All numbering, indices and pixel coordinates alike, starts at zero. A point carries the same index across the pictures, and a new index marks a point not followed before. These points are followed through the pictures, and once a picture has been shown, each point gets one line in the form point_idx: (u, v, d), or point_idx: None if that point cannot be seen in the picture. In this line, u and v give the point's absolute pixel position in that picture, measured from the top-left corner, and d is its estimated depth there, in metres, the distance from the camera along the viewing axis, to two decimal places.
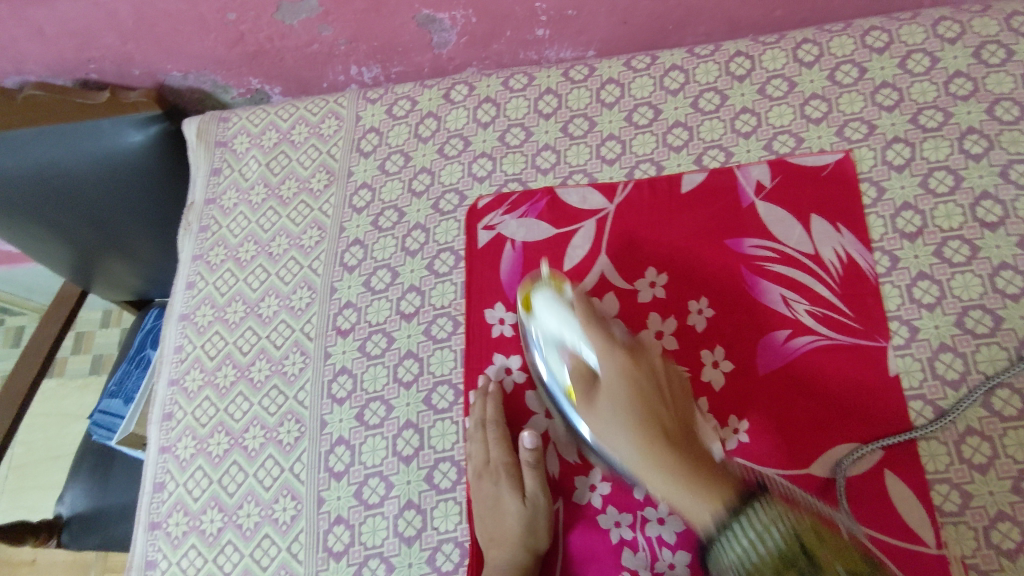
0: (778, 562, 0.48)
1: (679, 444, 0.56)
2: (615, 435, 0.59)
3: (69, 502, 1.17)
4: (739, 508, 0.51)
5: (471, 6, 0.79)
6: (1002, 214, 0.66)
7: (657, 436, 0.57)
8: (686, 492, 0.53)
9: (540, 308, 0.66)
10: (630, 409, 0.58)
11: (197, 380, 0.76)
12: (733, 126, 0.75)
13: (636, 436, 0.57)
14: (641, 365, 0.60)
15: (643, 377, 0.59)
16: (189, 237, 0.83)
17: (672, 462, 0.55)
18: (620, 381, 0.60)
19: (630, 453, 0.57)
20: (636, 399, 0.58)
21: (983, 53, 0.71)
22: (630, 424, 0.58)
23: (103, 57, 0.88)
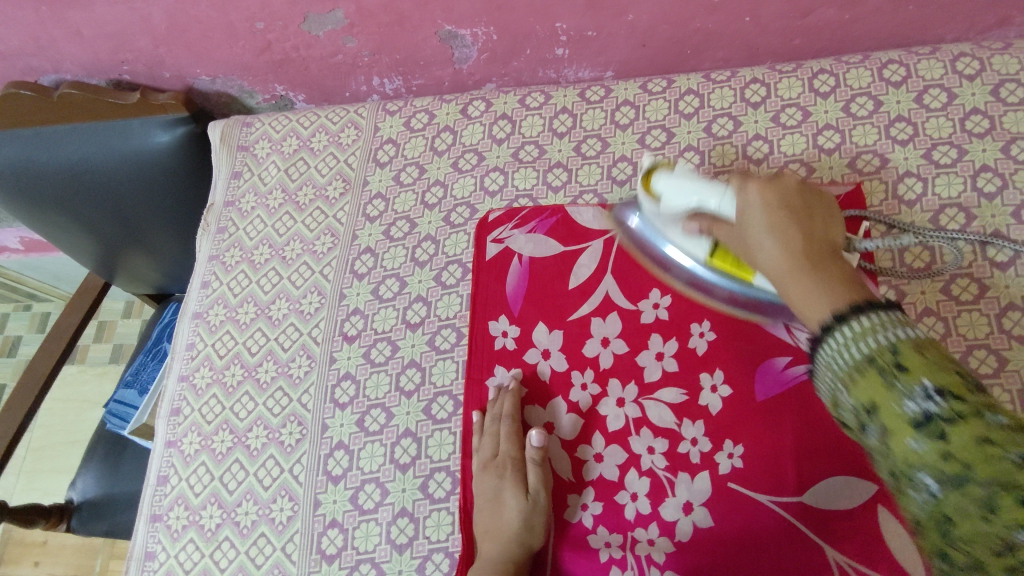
0: (886, 361, 0.39)
1: (821, 267, 0.48)
2: (763, 244, 0.52)
3: (81, 488, 1.19)
4: (851, 313, 0.42)
5: (492, 24, 0.81)
6: (1013, 254, 0.65)
7: (794, 216, 0.52)
8: (811, 305, 0.46)
9: (665, 185, 0.62)
10: (775, 221, 0.52)
11: (206, 378, 0.78)
12: (745, 153, 0.75)
13: (793, 238, 0.50)
14: (781, 188, 0.54)
15: (790, 194, 0.54)
16: (207, 237, 0.86)
17: (806, 269, 0.48)
18: (775, 196, 0.53)
19: (775, 257, 0.50)
20: (774, 209, 0.52)
21: (1001, 91, 0.71)
22: (780, 225, 0.51)
23: (136, 60, 0.91)
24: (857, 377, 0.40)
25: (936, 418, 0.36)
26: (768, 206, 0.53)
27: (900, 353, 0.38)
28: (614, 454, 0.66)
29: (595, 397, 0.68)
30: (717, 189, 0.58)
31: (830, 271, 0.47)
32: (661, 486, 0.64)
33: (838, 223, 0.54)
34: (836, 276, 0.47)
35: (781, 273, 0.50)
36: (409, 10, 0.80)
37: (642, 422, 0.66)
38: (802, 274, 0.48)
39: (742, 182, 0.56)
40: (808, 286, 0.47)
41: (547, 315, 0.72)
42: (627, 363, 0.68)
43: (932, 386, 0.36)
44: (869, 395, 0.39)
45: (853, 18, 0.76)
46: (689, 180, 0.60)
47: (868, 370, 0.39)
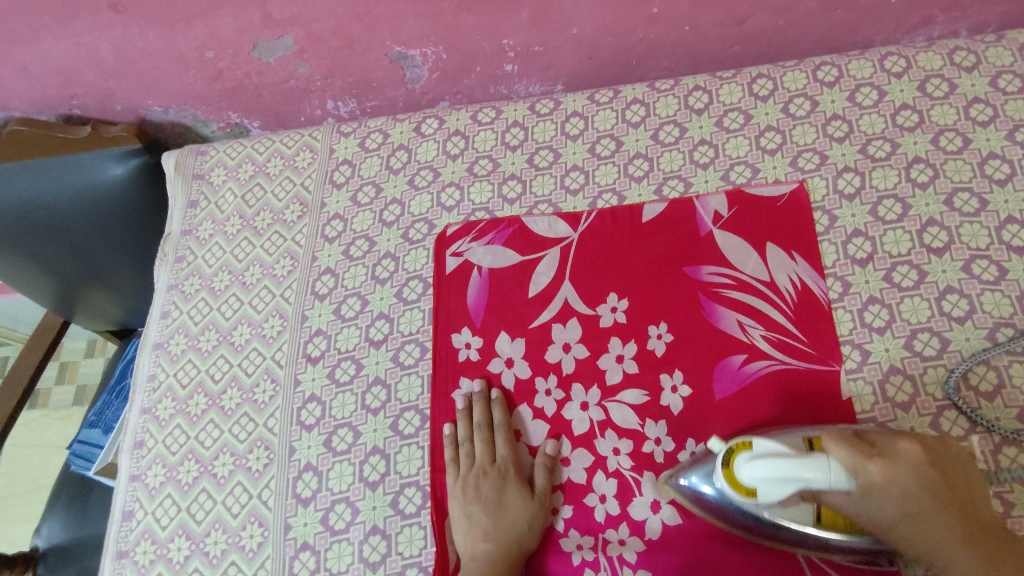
0: None
1: (965, 513, 0.53)
2: (906, 527, 0.53)
3: (46, 534, 1.15)
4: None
5: (441, 44, 0.82)
6: (948, 240, 0.68)
7: (931, 498, 0.53)
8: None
9: (757, 474, 0.53)
10: (923, 488, 0.53)
11: (169, 409, 0.77)
12: (691, 157, 0.78)
13: (953, 530, 0.52)
14: (901, 461, 0.53)
15: (912, 472, 0.53)
16: (165, 267, 0.85)
17: (950, 520, 0.52)
18: (894, 475, 0.52)
19: (919, 539, 0.53)
20: (910, 498, 0.52)
21: (927, 87, 0.75)
22: (926, 509, 0.53)
23: (86, 94, 0.91)
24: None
25: None
26: (902, 498, 0.52)
27: None
28: (580, 457, 0.67)
29: (559, 402, 0.69)
30: (815, 467, 0.52)
31: (977, 528, 0.52)
32: (627, 486, 0.65)
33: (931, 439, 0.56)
34: (977, 526, 0.53)
35: (938, 550, 0.52)
36: (358, 33, 0.81)
37: (606, 424, 0.67)
38: (943, 517, 0.52)
39: (855, 466, 0.52)
40: (965, 561, 0.52)
41: (508, 324, 0.73)
42: (588, 367, 0.69)
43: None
44: None
45: (787, 23, 0.79)
46: (781, 455, 0.53)
47: None
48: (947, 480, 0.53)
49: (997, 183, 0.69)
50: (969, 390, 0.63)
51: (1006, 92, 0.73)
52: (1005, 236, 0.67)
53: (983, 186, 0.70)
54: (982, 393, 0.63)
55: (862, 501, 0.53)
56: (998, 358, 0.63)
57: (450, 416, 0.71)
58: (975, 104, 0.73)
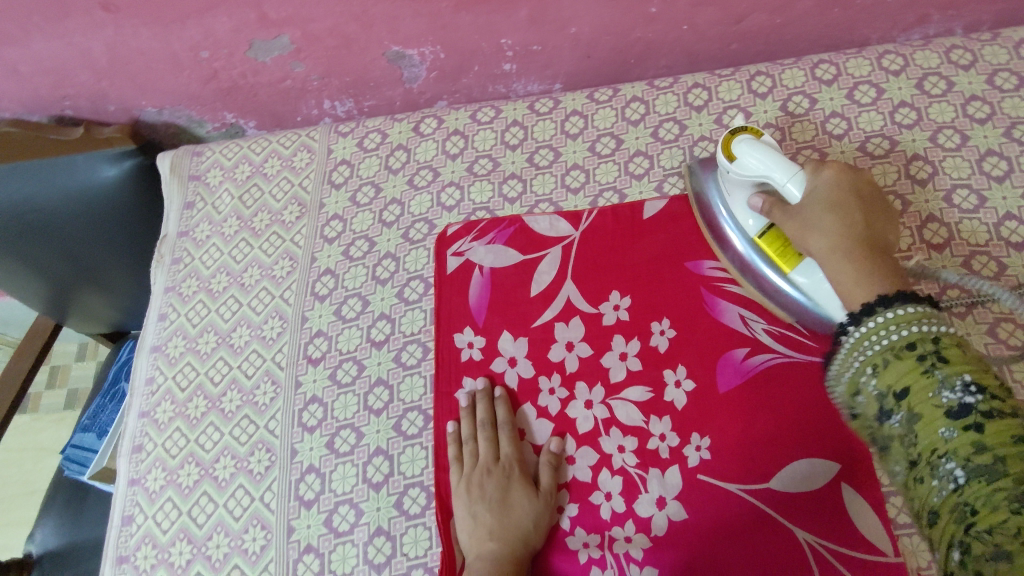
0: (926, 351, 0.45)
1: (868, 252, 0.55)
2: (820, 226, 0.57)
3: (40, 539, 1.13)
4: (898, 301, 0.49)
5: (439, 43, 0.82)
6: (948, 236, 0.69)
7: (851, 216, 0.57)
8: (855, 272, 0.54)
9: (745, 158, 0.63)
10: (839, 214, 0.57)
11: (167, 412, 0.76)
12: (692, 155, 0.78)
13: (852, 237, 0.56)
14: (846, 180, 0.59)
15: (850, 195, 0.58)
16: (162, 270, 0.85)
17: (848, 250, 0.55)
18: (834, 188, 0.58)
19: (828, 241, 0.56)
20: (839, 198, 0.58)
21: (925, 84, 0.75)
22: (839, 214, 0.57)
23: (78, 95, 0.90)
24: (888, 369, 0.46)
25: (971, 408, 0.41)
26: (834, 195, 0.58)
27: (940, 349, 0.45)
28: (585, 455, 0.67)
29: (563, 401, 0.69)
30: (786, 169, 0.60)
31: (873, 257, 0.55)
32: (633, 483, 0.65)
33: (889, 222, 0.60)
34: (874, 255, 0.55)
35: (839, 279, 0.55)
36: (356, 32, 0.81)
37: (611, 421, 0.67)
38: (857, 257, 0.55)
39: (814, 170, 0.60)
40: (849, 269, 0.54)
41: (511, 323, 0.72)
42: (592, 365, 0.69)
43: (968, 382, 0.42)
44: (900, 381, 0.45)
45: (785, 22, 0.79)
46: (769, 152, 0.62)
47: (903, 357, 0.45)
48: (869, 211, 0.58)
49: (995, 180, 0.70)
50: None
51: (1003, 90, 0.73)
52: (1003, 232, 0.68)
53: (982, 183, 0.70)
54: None
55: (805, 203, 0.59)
56: (999, 352, 0.64)
57: (454, 416, 0.70)
58: (972, 101, 0.74)
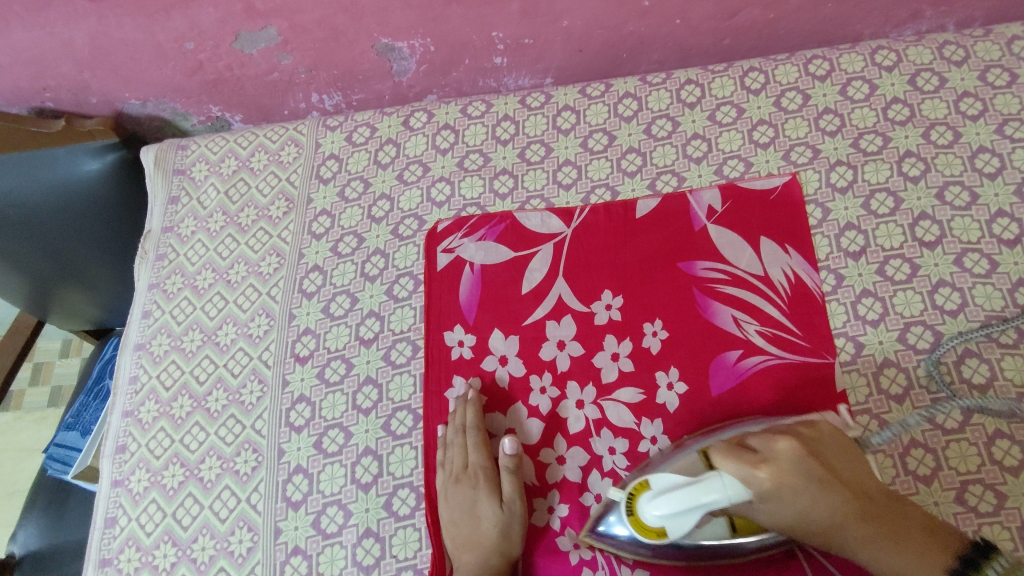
0: None
1: (883, 517, 0.52)
2: (814, 507, 0.52)
3: (22, 540, 1.11)
4: (965, 567, 0.50)
5: (429, 36, 0.81)
6: (940, 233, 0.68)
7: (826, 484, 0.52)
8: (913, 574, 0.51)
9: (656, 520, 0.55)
10: (814, 492, 0.52)
11: (151, 412, 0.75)
12: (684, 151, 0.77)
13: (855, 512, 0.52)
14: (785, 462, 0.52)
15: (799, 467, 0.52)
16: (146, 266, 0.83)
17: (870, 537, 0.52)
18: (786, 470, 0.52)
19: (832, 521, 0.52)
20: (801, 479, 0.52)
21: (918, 80, 0.75)
22: (821, 480, 0.52)
23: (59, 86, 0.88)
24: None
25: None
26: (790, 480, 0.52)
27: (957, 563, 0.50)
28: (576, 454, 0.66)
29: (554, 400, 0.68)
30: (713, 490, 0.51)
31: (877, 510, 0.52)
32: (623, 483, 0.64)
33: (832, 439, 0.56)
34: (878, 510, 0.53)
35: (831, 527, 0.53)
36: (344, 24, 0.79)
37: (602, 421, 0.67)
38: (864, 520, 0.52)
39: (747, 471, 0.51)
40: (864, 535, 0.52)
41: (502, 322, 0.72)
42: (583, 364, 0.69)
43: (991, 574, 0.49)
44: None
45: (778, 17, 0.78)
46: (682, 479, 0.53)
47: None
48: (825, 465, 0.53)
49: (987, 177, 0.70)
50: (962, 382, 0.63)
51: (995, 86, 0.73)
52: (995, 229, 0.68)
53: (974, 179, 0.70)
54: (975, 385, 0.63)
55: (777, 498, 0.52)
56: (989, 351, 0.63)
57: (444, 416, 0.69)
58: (965, 98, 0.73)
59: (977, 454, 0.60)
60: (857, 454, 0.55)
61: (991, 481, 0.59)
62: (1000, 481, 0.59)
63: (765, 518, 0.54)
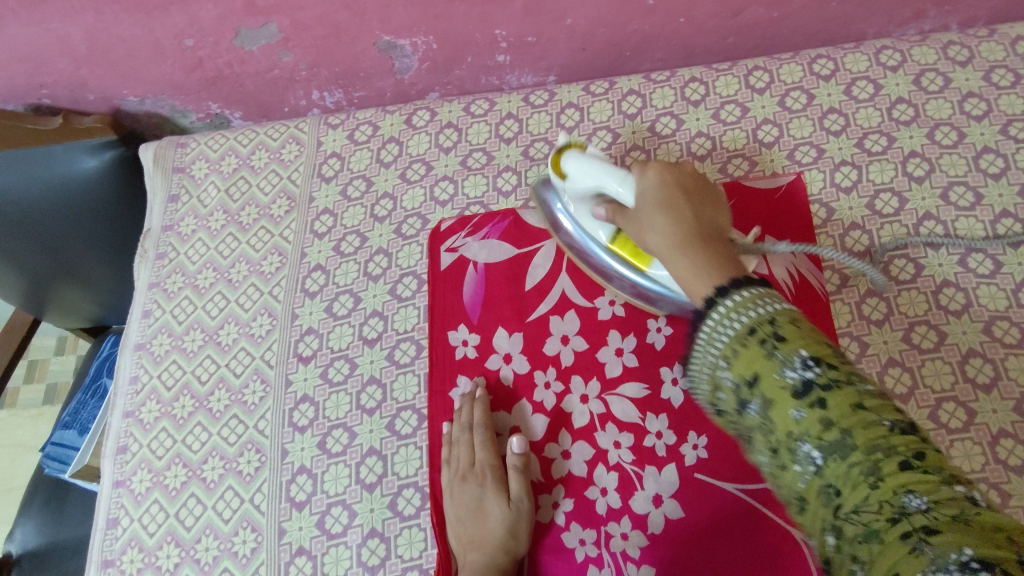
0: (765, 331, 0.41)
1: (703, 240, 0.51)
2: (653, 224, 0.55)
3: (19, 539, 1.10)
4: (727, 288, 0.45)
5: (432, 33, 0.80)
6: (944, 233, 0.68)
7: (686, 213, 0.54)
8: (695, 288, 0.49)
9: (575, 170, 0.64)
10: (667, 208, 0.54)
11: (153, 412, 0.74)
12: (689, 150, 0.77)
13: (691, 240, 0.51)
14: (671, 175, 0.56)
15: (665, 189, 0.55)
16: (146, 265, 0.82)
17: (693, 246, 0.51)
18: (660, 188, 0.56)
19: (665, 238, 0.53)
20: (668, 202, 0.55)
21: (922, 81, 0.75)
22: (668, 207, 0.54)
23: (55, 83, 0.87)
24: (737, 352, 0.42)
25: (814, 385, 0.38)
26: (662, 199, 0.55)
27: (777, 325, 0.41)
28: (581, 450, 0.66)
29: (558, 396, 0.68)
30: (617, 177, 0.59)
31: (715, 249, 0.50)
32: (628, 479, 0.64)
33: (721, 208, 0.57)
34: (716, 241, 0.51)
35: (667, 249, 0.52)
36: (346, 21, 0.78)
37: (607, 417, 0.66)
38: (703, 241, 0.51)
39: (639, 171, 0.58)
40: (690, 263, 0.50)
41: (506, 319, 0.71)
42: (587, 360, 0.69)
43: (809, 356, 0.39)
44: (750, 368, 0.41)
45: (783, 16, 0.78)
46: (599, 165, 0.62)
47: (747, 346, 0.42)
48: (695, 206, 0.55)
49: (991, 177, 0.70)
50: (966, 382, 0.63)
51: (999, 87, 0.73)
52: (999, 229, 0.68)
53: (978, 180, 0.70)
54: (979, 385, 0.63)
55: (641, 212, 0.56)
56: (993, 351, 0.63)
57: (448, 415, 0.69)
58: (969, 98, 0.73)
59: (981, 453, 0.60)
60: (724, 216, 0.56)
61: (996, 480, 0.59)
62: (1004, 480, 0.59)
63: (635, 234, 0.58)
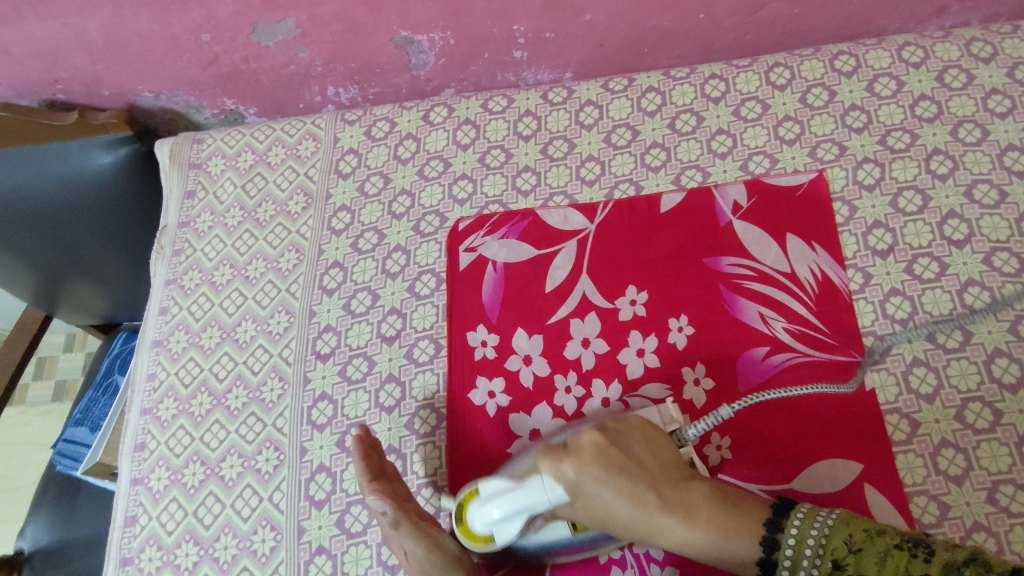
0: (841, 553, 0.49)
1: (682, 497, 0.55)
2: (611, 497, 0.55)
3: (31, 536, 1.10)
4: (775, 525, 0.52)
5: (449, 29, 0.79)
6: (969, 232, 0.68)
7: (630, 474, 0.56)
8: (721, 537, 0.53)
9: (483, 511, 0.58)
10: (626, 477, 0.55)
11: (171, 409, 0.74)
12: (709, 147, 0.76)
13: (671, 514, 0.54)
14: (584, 450, 0.57)
15: (611, 449, 0.57)
16: (162, 262, 0.82)
17: (647, 501, 0.55)
18: (591, 459, 0.56)
19: (626, 508, 0.55)
20: (613, 467, 0.56)
21: (945, 77, 0.74)
22: (624, 475, 0.55)
23: (71, 78, 0.86)
24: (858, 570, 0.48)
25: (863, 574, 0.47)
26: (604, 465, 0.56)
27: (852, 543, 0.49)
28: None
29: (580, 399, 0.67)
30: (535, 488, 0.56)
31: (677, 501, 0.55)
32: None
33: (649, 437, 0.59)
34: (676, 493, 0.55)
35: (634, 525, 0.55)
36: (364, 17, 0.78)
37: None
38: (656, 503, 0.55)
39: (554, 468, 0.56)
40: (666, 526, 0.54)
41: (526, 319, 0.71)
42: (609, 362, 0.68)
43: None
44: (852, 569, 0.48)
45: (803, 12, 0.78)
46: (506, 487, 0.58)
47: (846, 564, 0.48)
48: (627, 464, 0.56)
49: (1016, 175, 0.69)
50: (992, 382, 0.62)
51: None
52: None
53: (1003, 177, 0.69)
54: (1006, 385, 0.62)
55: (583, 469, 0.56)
56: (1020, 350, 0.63)
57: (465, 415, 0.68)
58: (993, 95, 0.73)
59: (1009, 454, 0.60)
60: (666, 448, 0.59)
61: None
62: None
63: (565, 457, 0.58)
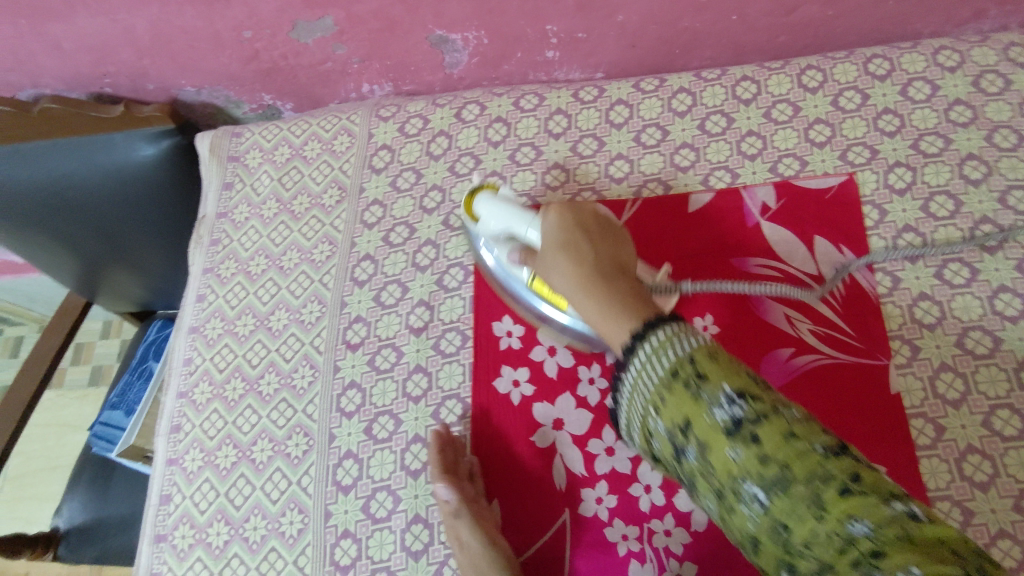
0: (686, 372, 0.39)
1: (609, 275, 0.50)
2: (557, 266, 0.54)
3: (67, 514, 1.14)
4: (649, 328, 0.43)
5: (483, 28, 0.81)
6: (1001, 238, 0.67)
7: (589, 246, 0.54)
8: (615, 317, 0.47)
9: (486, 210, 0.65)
10: (573, 249, 0.54)
11: (205, 393, 0.76)
12: (739, 148, 0.76)
13: (592, 293, 0.49)
14: (568, 210, 0.57)
15: (586, 225, 0.56)
16: (200, 250, 0.84)
17: (592, 285, 0.50)
18: (567, 226, 0.56)
19: (569, 274, 0.52)
20: (570, 242, 0.54)
21: (982, 82, 0.73)
22: (571, 253, 0.54)
23: (118, 72, 0.90)
24: (665, 399, 0.40)
25: (742, 421, 0.37)
26: (560, 240, 0.55)
27: (699, 362, 0.39)
28: (625, 447, 0.66)
29: (603, 392, 0.69)
30: (525, 219, 0.61)
31: (618, 283, 0.49)
32: (673, 477, 0.64)
33: (623, 240, 0.56)
34: (614, 277, 0.50)
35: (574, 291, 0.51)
36: (400, 15, 0.79)
37: None
38: (608, 270, 0.51)
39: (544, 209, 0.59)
40: (606, 310, 0.48)
41: None
42: None
43: (732, 391, 0.38)
44: (679, 413, 0.39)
45: (837, 15, 0.77)
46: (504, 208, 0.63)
47: (674, 389, 0.39)
48: (592, 240, 0.54)
49: None
50: (1021, 390, 0.62)
51: None
52: None
53: None
54: None
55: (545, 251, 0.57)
56: None
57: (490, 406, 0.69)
58: None
59: None
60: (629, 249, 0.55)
61: None
62: None
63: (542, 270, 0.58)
